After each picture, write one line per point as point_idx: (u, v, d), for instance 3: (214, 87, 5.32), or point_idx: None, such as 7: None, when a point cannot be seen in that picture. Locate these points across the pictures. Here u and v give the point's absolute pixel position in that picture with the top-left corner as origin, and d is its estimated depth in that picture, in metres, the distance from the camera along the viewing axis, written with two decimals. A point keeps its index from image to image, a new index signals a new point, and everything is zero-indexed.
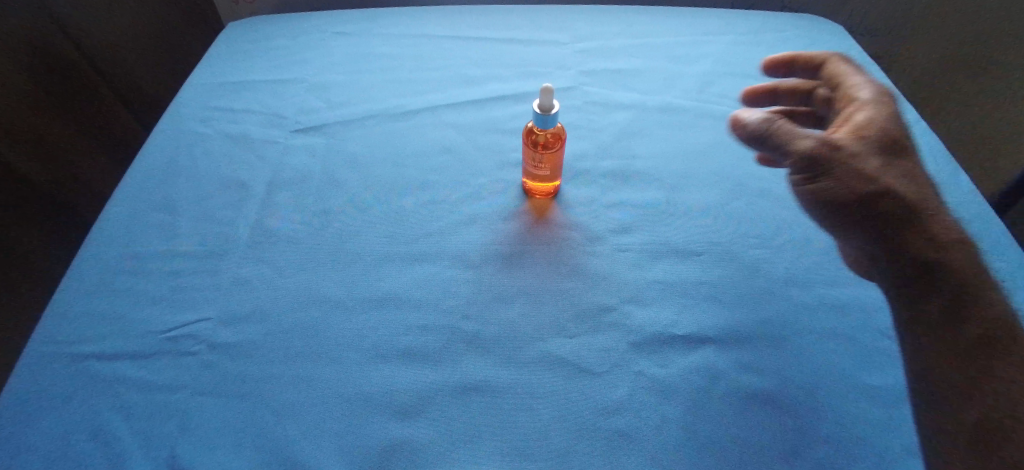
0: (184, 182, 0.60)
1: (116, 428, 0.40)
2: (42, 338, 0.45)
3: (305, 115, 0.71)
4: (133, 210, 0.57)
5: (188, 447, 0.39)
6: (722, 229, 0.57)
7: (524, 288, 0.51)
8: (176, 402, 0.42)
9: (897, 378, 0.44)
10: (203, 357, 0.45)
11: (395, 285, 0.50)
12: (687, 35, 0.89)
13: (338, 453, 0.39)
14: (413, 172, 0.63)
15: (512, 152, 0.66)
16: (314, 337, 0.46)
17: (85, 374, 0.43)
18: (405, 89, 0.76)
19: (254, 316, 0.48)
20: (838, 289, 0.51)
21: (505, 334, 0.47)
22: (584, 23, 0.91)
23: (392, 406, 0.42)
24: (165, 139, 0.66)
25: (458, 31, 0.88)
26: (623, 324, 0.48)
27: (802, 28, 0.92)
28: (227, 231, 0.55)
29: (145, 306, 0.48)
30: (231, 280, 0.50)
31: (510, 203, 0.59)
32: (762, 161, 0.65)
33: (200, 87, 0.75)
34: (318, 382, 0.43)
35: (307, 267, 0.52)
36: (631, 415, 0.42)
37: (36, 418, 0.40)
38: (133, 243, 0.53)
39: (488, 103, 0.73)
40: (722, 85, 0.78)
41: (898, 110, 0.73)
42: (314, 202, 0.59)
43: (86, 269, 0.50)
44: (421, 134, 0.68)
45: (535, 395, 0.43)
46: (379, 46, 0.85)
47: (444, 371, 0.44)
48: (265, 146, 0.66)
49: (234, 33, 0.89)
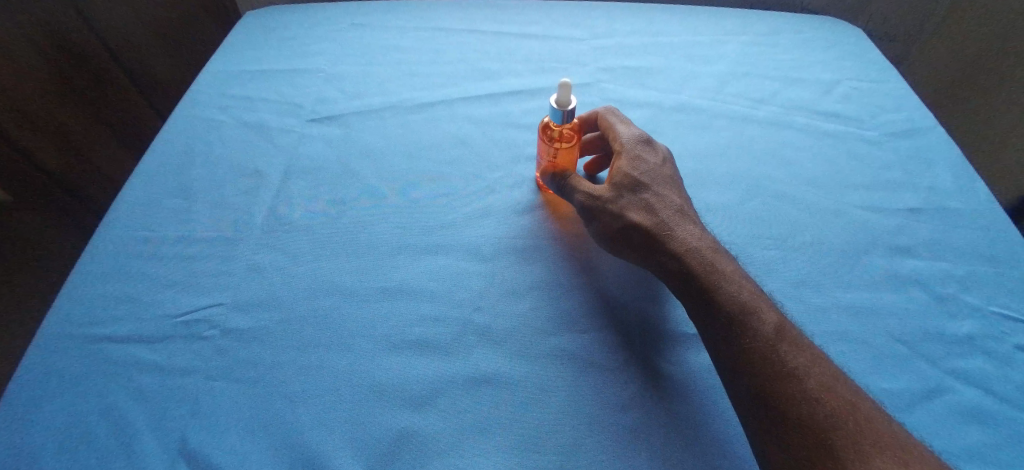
0: (200, 169, 0.61)
1: (132, 410, 0.41)
2: (60, 318, 0.45)
3: (321, 106, 0.71)
4: (150, 195, 0.57)
5: (201, 430, 0.40)
6: (735, 230, 0.57)
7: (536, 283, 0.51)
8: (190, 385, 0.42)
9: (909, 384, 0.44)
10: (217, 342, 0.45)
11: (407, 276, 0.51)
12: (705, 34, 0.88)
13: (349, 441, 0.40)
14: (427, 165, 0.63)
15: (526, 147, 0.66)
16: (327, 325, 0.47)
17: (102, 355, 0.43)
18: (420, 82, 0.76)
19: (268, 303, 0.48)
20: (851, 293, 0.50)
21: (516, 327, 0.47)
22: (601, 19, 0.90)
23: (404, 395, 0.42)
24: (182, 126, 0.66)
25: (474, 25, 0.88)
26: (634, 321, 0.48)
27: (821, 30, 0.91)
28: (242, 218, 0.55)
29: (160, 290, 0.48)
30: (246, 266, 0.51)
31: (523, 198, 0.59)
32: (777, 163, 0.65)
33: (217, 74, 0.76)
34: (330, 370, 0.43)
35: (321, 256, 0.52)
36: (640, 412, 0.42)
37: (53, 396, 0.41)
38: (149, 227, 0.54)
39: (503, 98, 0.73)
40: (738, 86, 0.77)
41: (917, 116, 0.72)
42: (328, 191, 0.59)
43: (104, 252, 0.51)
44: (436, 126, 0.69)
45: (545, 390, 0.43)
46: (394, 38, 0.85)
47: (455, 362, 0.44)
48: (280, 135, 0.66)
49: (251, 22, 0.89)
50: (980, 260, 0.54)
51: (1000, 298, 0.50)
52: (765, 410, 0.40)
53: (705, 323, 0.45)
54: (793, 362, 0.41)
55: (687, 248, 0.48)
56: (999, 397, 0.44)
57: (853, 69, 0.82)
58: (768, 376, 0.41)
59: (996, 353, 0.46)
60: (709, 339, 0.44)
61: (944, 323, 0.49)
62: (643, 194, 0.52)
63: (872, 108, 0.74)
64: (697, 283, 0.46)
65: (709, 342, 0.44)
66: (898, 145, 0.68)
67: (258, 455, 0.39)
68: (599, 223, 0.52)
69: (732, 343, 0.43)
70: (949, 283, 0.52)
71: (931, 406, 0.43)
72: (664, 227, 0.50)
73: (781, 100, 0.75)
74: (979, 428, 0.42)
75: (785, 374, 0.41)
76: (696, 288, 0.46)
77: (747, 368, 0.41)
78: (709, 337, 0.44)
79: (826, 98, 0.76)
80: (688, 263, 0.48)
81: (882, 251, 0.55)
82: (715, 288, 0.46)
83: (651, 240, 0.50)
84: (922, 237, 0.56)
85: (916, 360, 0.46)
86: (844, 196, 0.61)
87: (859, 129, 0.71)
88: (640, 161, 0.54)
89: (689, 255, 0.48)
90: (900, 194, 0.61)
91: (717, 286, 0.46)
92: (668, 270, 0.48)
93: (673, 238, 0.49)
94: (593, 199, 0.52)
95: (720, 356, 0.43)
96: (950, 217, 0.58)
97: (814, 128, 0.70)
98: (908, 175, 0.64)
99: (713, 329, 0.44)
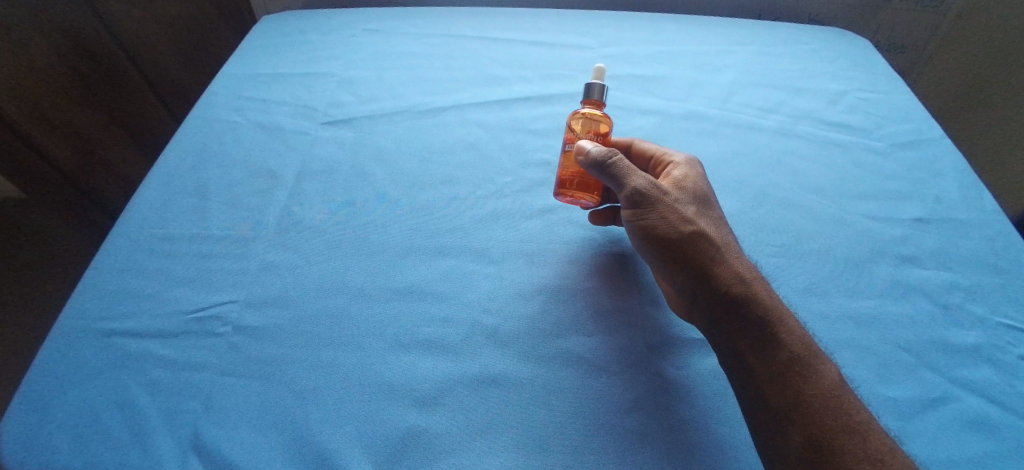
0: (215, 170, 0.62)
1: (146, 404, 0.41)
2: (78, 313, 0.46)
3: (334, 109, 0.72)
4: (165, 194, 0.58)
5: (213, 425, 0.41)
6: (741, 237, 0.57)
7: (544, 287, 0.51)
8: (202, 380, 0.43)
9: (914, 393, 0.44)
10: (230, 339, 0.46)
11: (417, 277, 0.51)
12: (713, 43, 0.89)
13: (359, 438, 0.40)
14: (437, 169, 0.64)
15: (535, 152, 0.67)
16: (337, 323, 0.47)
17: (117, 349, 0.44)
18: (431, 87, 0.77)
19: (280, 301, 0.49)
20: (857, 301, 0.51)
21: (523, 329, 0.47)
22: (610, 28, 0.92)
23: (413, 394, 0.43)
24: (198, 127, 0.68)
25: (485, 32, 0.89)
26: (640, 326, 0.49)
27: (829, 41, 0.92)
28: (256, 217, 0.56)
29: (175, 287, 0.49)
30: (259, 265, 0.52)
31: (532, 202, 0.60)
32: (783, 172, 0.65)
33: (233, 77, 0.77)
34: (340, 368, 0.44)
35: (332, 255, 0.53)
36: (645, 414, 0.42)
37: (69, 389, 0.42)
38: (164, 225, 0.55)
39: (513, 104, 0.74)
40: (746, 95, 0.78)
41: (923, 127, 0.73)
42: (340, 193, 0.60)
43: (120, 249, 0.52)
44: (446, 131, 0.70)
45: (551, 391, 0.43)
46: (407, 43, 0.87)
47: (463, 362, 0.45)
48: (294, 137, 0.68)
49: (267, 27, 0.91)
50: (987, 271, 0.54)
51: (1005, 308, 0.51)
52: (766, 428, 0.40)
53: (750, 341, 0.43)
54: (812, 388, 0.41)
55: (748, 269, 0.47)
56: (1003, 407, 0.44)
57: (861, 80, 0.82)
58: (782, 398, 0.41)
59: (1001, 363, 0.47)
60: (742, 357, 0.43)
61: (949, 332, 0.49)
62: (705, 208, 0.51)
63: (879, 118, 0.75)
64: (759, 302, 0.45)
65: (733, 359, 0.43)
66: (904, 156, 0.69)
67: (269, 450, 0.40)
68: (658, 216, 0.48)
69: (753, 363, 0.43)
70: (954, 292, 0.52)
71: (936, 415, 0.43)
72: (724, 242, 0.49)
73: (788, 110, 0.76)
74: (984, 437, 0.42)
75: (796, 394, 0.41)
76: (756, 304, 0.45)
77: (768, 390, 0.41)
78: (738, 355, 0.43)
79: (833, 108, 0.76)
80: (749, 280, 0.46)
81: (888, 260, 0.55)
82: (775, 310, 0.45)
83: (716, 249, 0.47)
84: (929, 247, 0.57)
85: (920, 368, 0.46)
86: (850, 205, 0.61)
87: (865, 139, 0.71)
88: (699, 181, 0.54)
89: (751, 275, 0.47)
90: (906, 204, 0.62)
91: (774, 308, 0.45)
92: (728, 281, 0.46)
93: (734, 255, 0.48)
94: (661, 191, 0.49)
95: (742, 375, 0.43)
96: (956, 228, 0.59)
97: (821, 138, 0.71)
98: (915, 185, 0.64)
99: (748, 348, 0.43)
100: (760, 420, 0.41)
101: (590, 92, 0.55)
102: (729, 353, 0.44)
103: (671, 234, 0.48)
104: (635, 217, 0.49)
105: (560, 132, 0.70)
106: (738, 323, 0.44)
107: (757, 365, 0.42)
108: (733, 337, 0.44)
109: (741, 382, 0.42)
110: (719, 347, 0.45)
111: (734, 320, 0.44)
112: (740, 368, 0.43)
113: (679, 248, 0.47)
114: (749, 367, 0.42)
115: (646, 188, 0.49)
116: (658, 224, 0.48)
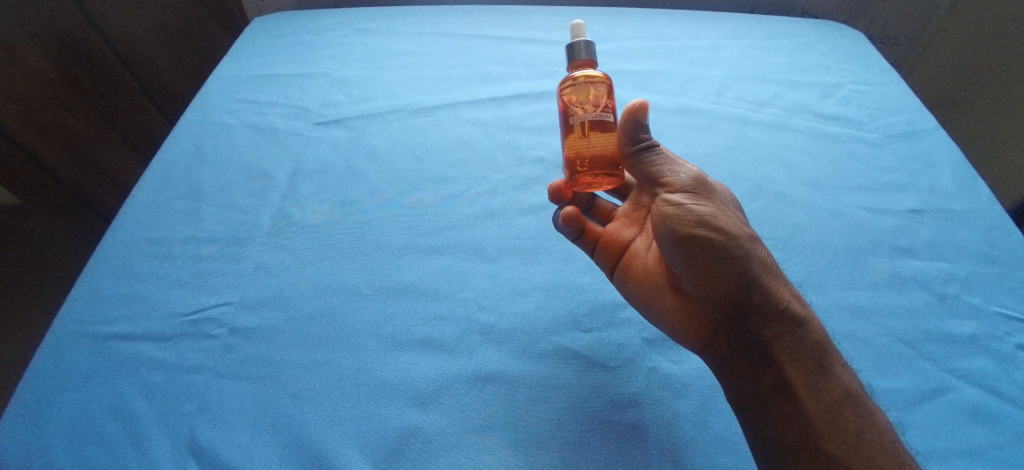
0: (209, 171, 0.62)
1: (141, 407, 0.41)
2: (72, 317, 0.46)
3: (327, 109, 0.72)
4: (160, 195, 0.58)
5: (210, 427, 0.40)
6: None
7: (540, 283, 0.51)
8: (196, 383, 0.43)
9: (912, 383, 0.44)
10: (225, 341, 0.46)
11: (413, 275, 0.51)
12: (707, 38, 0.89)
13: (355, 438, 0.40)
14: (432, 167, 0.64)
15: (530, 150, 0.67)
16: (333, 323, 0.47)
17: (113, 353, 0.44)
18: (425, 86, 0.77)
19: (275, 302, 0.49)
20: (853, 293, 0.51)
21: (519, 327, 0.47)
22: (604, 24, 0.91)
23: (408, 394, 0.43)
24: (191, 129, 0.67)
25: (479, 29, 0.89)
26: (636, 320, 0.49)
27: (823, 34, 0.92)
28: (250, 219, 0.56)
29: (169, 289, 0.49)
30: (254, 266, 0.52)
31: (527, 200, 0.60)
32: (778, 165, 0.65)
33: (226, 78, 0.77)
34: (337, 367, 0.44)
35: (328, 256, 0.53)
36: (644, 409, 0.42)
37: (63, 394, 0.42)
38: (158, 228, 0.55)
39: (507, 101, 0.74)
40: (740, 90, 0.78)
41: (918, 119, 0.73)
42: (334, 193, 0.60)
43: (115, 252, 0.52)
44: (441, 129, 0.70)
45: (548, 388, 0.43)
46: (400, 42, 0.86)
47: (460, 360, 0.45)
48: (287, 138, 0.67)
49: (260, 28, 0.91)
50: (982, 261, 0.54)
51: (1001, 298, 0.51)
52: (812, 461, 0.38)
53: (802, 370, 0.41)
54: (868, 425, 0.38)
55: (791, 285, 0.45)
56: (1000, 396, 0.44)
57: (855, 73, 0.82)
58: (832, 432, 0.38)
59: (997, 352, 0.47)
60: (789, 388, 0.40)
61: (946, 323, 0.49)
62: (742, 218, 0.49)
63: (874, 111, 0.75)
64: (810, 319, 0.42)
65: (778, 388, 0.41)
66: (899, 147, 0.69)
67: (266, 452, 0.39)
68: (715, 209, 0.44)
69: (802, 395, 0.40)
70: (949, 282, 0.52)
71: (934, 406, 0.43)
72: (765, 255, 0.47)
73: (783, 103, 0.76)
74: (982, 427, 0.42)
75: (851, 430, 0.38)
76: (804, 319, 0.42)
77: (807, 408, 0.40)
78: (783, 386, 0.41)
79: (828, 101, 0.76)
80: (794, 295, 0.44)
81: (883, 252, 0.55)
82: (820, 328, 0.43)
83: (765, 256, 0.45)
84: (925, 239, 0.57)
85: (917, 359, 0.46)
86: (845, 198, 0.61)
87: (860, 131, 0.71)
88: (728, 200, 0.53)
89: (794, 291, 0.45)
90: (902, 195, 0.62)
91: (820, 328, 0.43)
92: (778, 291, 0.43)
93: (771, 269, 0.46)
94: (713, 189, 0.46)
95: (784, 405, 0.40)
96: (952, 218, 0.59)
97: (816, 131, 0.71)
98: (910, 176, 0.64)
99: (799, 378, 0.40)
100: (809, 458, 0.38)
101: (576, 53, 0.51)
102: (772, 382, 0.41)
103: (729, 231, 0.43)
104: (690, 205, 0.44)
105: (555, 128, 0.70)
106: (786, 341, 0.42)
107: (808, 397, 0.40)
108: (779, 361, 0.41)
109: (787, 416, 0.40)
110: (763, 375, 0.41)
111: (780, 337, 0.42)
112: (787, 403, 0.40)
113: (739, 245, 0.43)
114: (796, 399, 0.40)
115: (697, 183, 0.45)
116: (716, 217, 0.43)
